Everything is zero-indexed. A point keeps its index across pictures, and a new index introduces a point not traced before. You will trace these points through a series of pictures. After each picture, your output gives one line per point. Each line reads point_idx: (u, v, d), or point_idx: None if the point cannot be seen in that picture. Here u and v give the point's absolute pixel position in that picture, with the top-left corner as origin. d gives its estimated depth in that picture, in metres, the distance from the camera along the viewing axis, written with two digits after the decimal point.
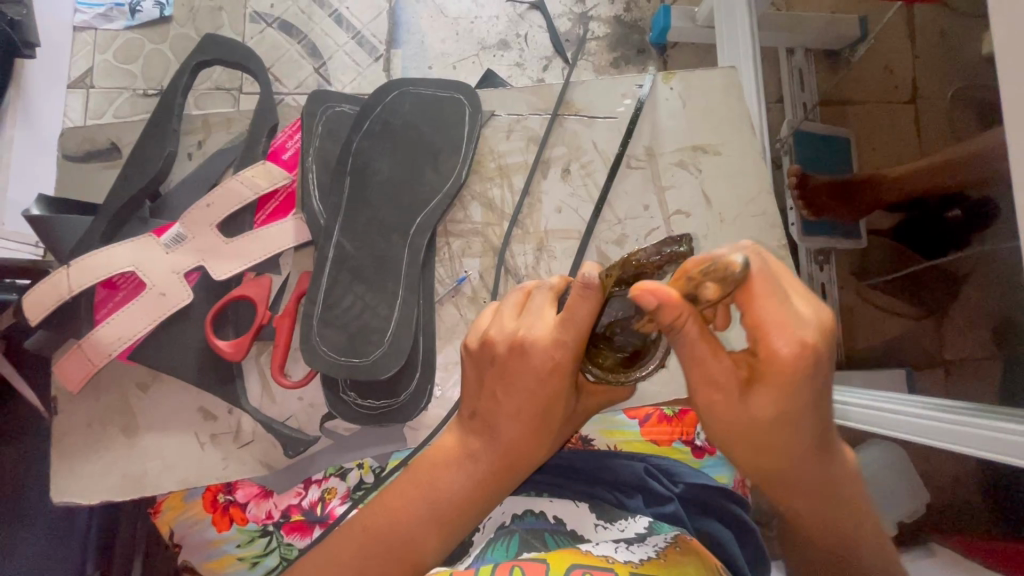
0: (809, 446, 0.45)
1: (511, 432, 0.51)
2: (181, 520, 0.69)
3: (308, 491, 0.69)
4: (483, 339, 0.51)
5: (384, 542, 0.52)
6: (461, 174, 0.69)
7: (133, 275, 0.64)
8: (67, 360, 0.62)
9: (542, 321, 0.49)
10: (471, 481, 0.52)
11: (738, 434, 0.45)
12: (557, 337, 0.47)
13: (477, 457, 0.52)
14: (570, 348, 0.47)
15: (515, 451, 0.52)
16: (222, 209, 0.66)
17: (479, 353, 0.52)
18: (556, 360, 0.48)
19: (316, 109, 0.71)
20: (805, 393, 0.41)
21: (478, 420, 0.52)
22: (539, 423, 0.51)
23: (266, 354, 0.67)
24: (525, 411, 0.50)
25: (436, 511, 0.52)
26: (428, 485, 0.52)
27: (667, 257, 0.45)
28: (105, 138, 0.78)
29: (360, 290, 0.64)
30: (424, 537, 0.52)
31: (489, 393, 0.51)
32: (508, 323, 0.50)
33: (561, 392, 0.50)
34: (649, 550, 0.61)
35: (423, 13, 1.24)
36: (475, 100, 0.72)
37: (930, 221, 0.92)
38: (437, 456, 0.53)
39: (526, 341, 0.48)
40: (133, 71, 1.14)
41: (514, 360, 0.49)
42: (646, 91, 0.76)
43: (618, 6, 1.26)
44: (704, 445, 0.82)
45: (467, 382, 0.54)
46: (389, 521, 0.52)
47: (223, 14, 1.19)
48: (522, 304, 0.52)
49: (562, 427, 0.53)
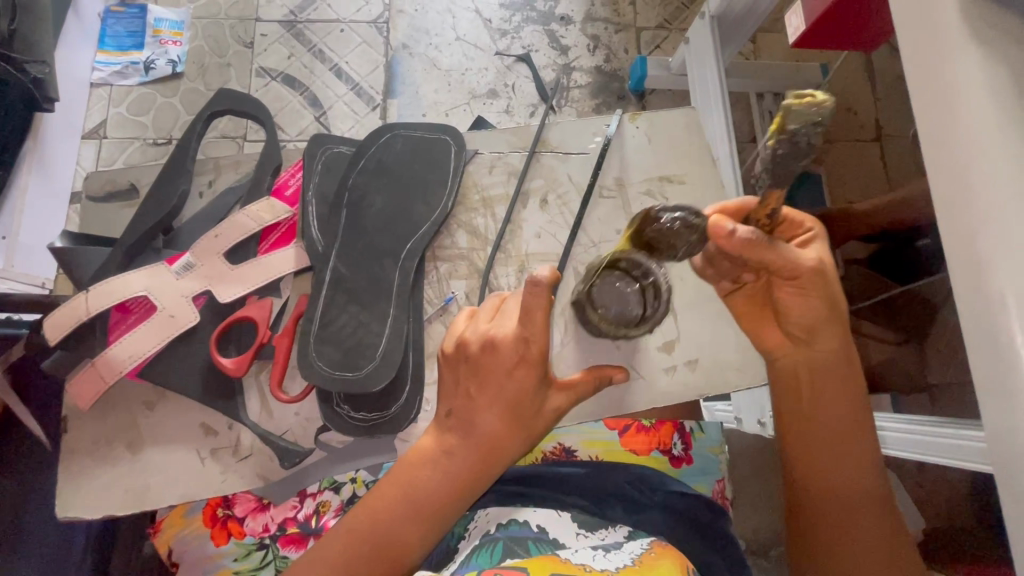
0: (834, 322, 0.60)
1: (485, 425, 0.56)
2: (181, 536, 0.75)
3: (304, 503, 0.77)
4: (459, 341, 0.57)
5: (373, 540, 0.56)
6: (448, 205, 0.76)
7: (146, 299, 0.70)
8: (80, 378, 0.66)
9: (512, 322, 0.56)
10: (449, 478, 0.56)
11: (821, 304, 0.59)
12: (523, 334, 0.53)
13: (456, 451, 0.57)
14: (535, 344, 0.53)
15: (493, 444, 0.56)
16: (228, 239, 0.72)
17: (455, 355, 0.57)
18: (523, 354, 0.54)
19: (316, 149, 0.78)
20: (823, 291, 0.58)
21: (454, 418, 0.57)
22: (513, 415, 0.56)
23: (265, 372, 0.72)
24: (497, 406, 0.55)
25: (418, 505, 0.56)
26: (407, 483, 0.57)
27: (683, 225, 0.55)
28: (126, 180, 0.85)
29: (355, 310, 0.70)
30: (408, 529, 0.56)
31: (464, 390, 0.57)
32: (482, 325, 0.57)
33: (529, 386, 0.55)
34: (625, 557, 0.62)
35: (418, 66, 1.37)
36: (460, 140, 0.80)
37: (905, 248, 1.00)
38: (416, 456, 0.58)
39: (496, 339, 0.55)
40: (144, 122, 1.31)
41: (486, 357, 0.55)
42: (614, 130, 0.84)
43: (598, 57, 1.39)
44: (681, 455, 0.87)
45: (444, 382, 0.59)
46: (374, 519, 0.56)
47: (231, 69, 1.35)
48: (496, 308, 0.59)
49: (534, 423, 0.57)
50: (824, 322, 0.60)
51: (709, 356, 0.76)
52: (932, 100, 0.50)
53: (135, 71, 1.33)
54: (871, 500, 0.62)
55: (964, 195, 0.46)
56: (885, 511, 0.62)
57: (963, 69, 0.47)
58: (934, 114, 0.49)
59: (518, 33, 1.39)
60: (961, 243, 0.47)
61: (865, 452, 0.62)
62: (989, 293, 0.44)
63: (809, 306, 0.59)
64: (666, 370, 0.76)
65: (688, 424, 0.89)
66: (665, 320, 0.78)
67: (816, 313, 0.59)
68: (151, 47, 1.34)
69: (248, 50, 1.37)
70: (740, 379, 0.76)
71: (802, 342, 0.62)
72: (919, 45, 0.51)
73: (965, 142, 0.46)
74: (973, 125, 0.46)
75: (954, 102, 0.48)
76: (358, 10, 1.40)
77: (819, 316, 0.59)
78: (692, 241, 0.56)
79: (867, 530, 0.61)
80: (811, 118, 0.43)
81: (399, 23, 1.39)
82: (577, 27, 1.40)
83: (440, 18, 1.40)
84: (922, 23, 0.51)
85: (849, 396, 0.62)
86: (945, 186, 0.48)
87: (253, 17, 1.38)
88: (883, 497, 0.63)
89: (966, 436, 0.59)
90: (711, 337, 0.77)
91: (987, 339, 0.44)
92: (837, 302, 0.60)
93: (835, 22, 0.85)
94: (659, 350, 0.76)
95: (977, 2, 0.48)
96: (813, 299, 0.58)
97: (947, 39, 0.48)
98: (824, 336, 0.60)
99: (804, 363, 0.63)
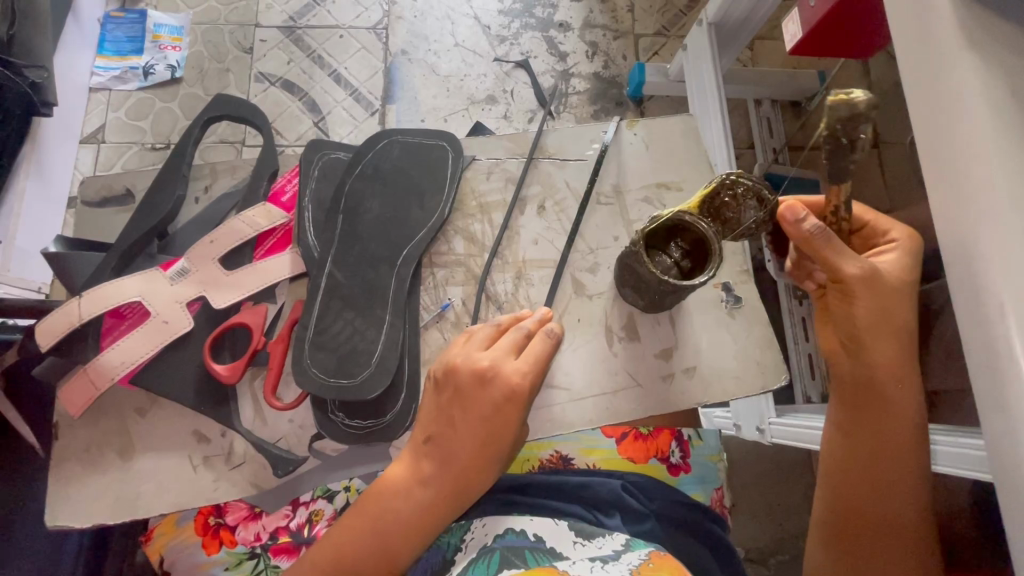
0: (881, 335, 0.61)
1: (460, 455, 0.62)
2: (173, 545, 0.74)
3: (296, 512, 0.77)
4: (449, 367, 0.63)
5: (351, 560, 0.62)
6: (445, 211, 0.76)
7: (139, 305, 0.69)
8: (71, 385, 0.66)
9: (504, 358, 0.62)
10: (421, 505, 0.62)
11: (865, 312, 0.61)
12: (514, 371, 0.61)
13: (427, 485, 0.62)
14: (523, 385, 0.61)
15: (464, 474, 0.62)
16: (223, 245, 0.72)
17: (443, 380, 0.63)
18: (511, 389, 0.61)
19: (313, 155, 0.78)
20: (871, 299, 0.61)
21: (429, 448, 0.63)
22: (486, 447, 0.62)
23: (259, 379, 0.71)
24: (474, 435, 0.62)
25: (384, 536, 0.62)
26: (383, 509, 0.63)
27: (750, 190, 0.65)
28: (122, 185, 0.84)
29: (350, 316, 0.69)
30: (374, 559, 0.62)
31: (448, 417, 0.63)
32: (475, 354, 0.63)
33: (509, 419, 0.61)
34: (624, 568, 0.59)
35: (417, 73, 1.38)
36: (457, 146, 0.80)
37: None
38: (394, 482, 0.63)
39: (487, 373, 0.61)
40: (143, 127, 1.32)
41: (472, 387, 0.62)
42: (611, 136, 0.84)
43: (597, 64, 1.39)
44: (679, 463, 0.86)
45: (428, 409, 0.65)
46: (345, 547, 0.62)
47: (229, 75, 1.36)
48: (493, 336, 0.65)
49: (504, 456, 0.63)
50: (868, 332, 0.61)
51: (708, 363, 0.76)
52: (930, 108, 0.49)
53: (133, 75, 1.35)
54: (905, 520, 0.63)
55: (963, 204, 0.46)
56: (918, 533, 0.63)
57: (963, 77, 0.47)
58: (932, 123, 0.49)
59: (517, 40, 1.40)
60: (962, 254, 0.46)
61: (907, 476, 0.62)
62: (988, 300, 0.44)
63: (858, 312, 0.61)
64: (663, 378, 0.75)
65: (687, 432, 0.89)
66: (663, 327, 0.77)
67: (860, 322, 0.61)
68: (150, 51, 1.35)
69: (247, 55, 1.37)
70: (739, 388, 0.75)
71: (851, 351, 0.63)
72: (918, 53, 0.51)
73: (964, 154, 0.46)
74: (972, 136, 0.46)
75: (952, 111, 0.47)
76: (357, 16, 1.41)
77: (865, 324, 0.61)
78: (752, 204, 0.66)
79: (890, 547, 0.63)
80: (849, 112, 0.50)
81: (398, 29, 1.40)
82: (576, 33, 1.41)
83: (439, 24, 1.40)
84: (920, 31, 0.51)
85: (903, 416, 0.62)
86: (943, 196, 0.48)
87: (252, 22, 1.39)
88: (918, 522, 0.63)
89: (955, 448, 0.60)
90: (709, 345, 0.77)
91: (985, 347, 0.44)
92: (888, 315, 0.61)
93: (832, 29, 0.86)
94: (657, 357, 0.76)
95: (975, 9, 0.48)
96: (859, 305, 0.61)
97: (944, 46, 0.48)
98: (874, 346, 0.62)
99: (848, 375, 0.64)
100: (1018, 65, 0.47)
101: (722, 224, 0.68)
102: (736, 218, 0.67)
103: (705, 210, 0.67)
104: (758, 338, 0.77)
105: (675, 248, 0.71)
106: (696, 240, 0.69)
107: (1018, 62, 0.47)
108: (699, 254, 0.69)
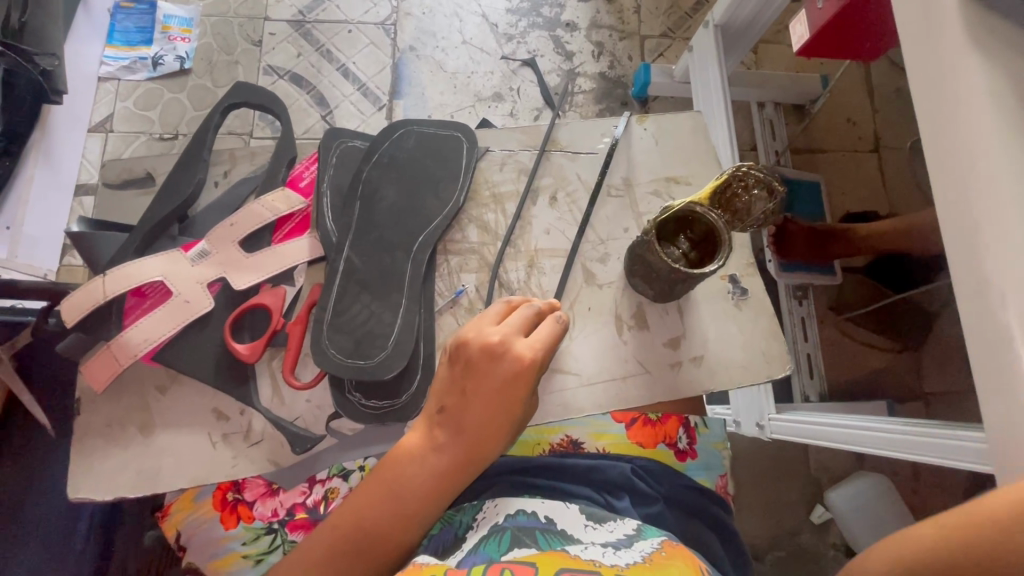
0: None
1: (472, 426, 0.63)
2: (190, 520, 0.76)
3: (313, 490, 0.78)
4: (459, 342, 0.65)
5: (365, 529, 0.63)
6: (460, 199, 0.78)
7: (161, 284, 0.70)
8: (94, 360, 0.67)
9: (512, 335, 0.64)
10: (434, 474, 0.64)
11: None
12: (522, 350, 0.63)
13: (440, 451, 0.64)
14: (531, 365, 0.63)
15: (476, 445, 0.64)
16: (244, 228, 0.73)
17: (455, 357, 0.65)
18: (518, 369, 0.63)
19: (331, 142, 0.80)
20: None
21: (442, 418, 0.65)
22: (499, 422, 0.64)
23: (277, 359, 0.73)
24: (484, 407, 0.63)
25: (399, 503, 0.63)
26: (396, 480, 0.64)
27: (758, 181, 0.68)
28: (143, 169, 0.86)
29: (367, 299, 0.71)
30: (391, 526, 0.63)
31: (460, 390, 0.64)
32: (486, 329, 0.64)
33: (519, 396, 0.63)
34: (635, 554, 0.61)
35: (425, 68, 1.39)
36: (472, 137, 0.82)
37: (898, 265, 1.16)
38: (406, 452, 0.65)
39: (495, 349, 0.63)
40: (151, 117, 1.33)
41: (481, 362, 0.63)
42: (622, 131, 0.86)
43: (602, 63, 1.41)
44: (686, 449, 0.89)
45: (440, 384, 0.66)
46: (361, 516, 0.63)
47: (238, 67, 1.37)
48: (503, 313, 0.66)
49: (514, 429, 0.65)
50: None
51: (716, 352, 0.78)
52: (935, 107, 0.52)
53: (142, 66, 1.36)
54: None
55: (968, 197, 0.48)
56: None
57: (966, 75, 0.49)
58: (937, 118, 0.51)
59: (524, 38, 1.42)
60: (966, 239, 0.48)
61: None
62: (990, 290, 0.46)
63: None
64: (672, 367, 0.77)
65: (694, 419, 0.91)
66: (671, 317, 0.79)
67: None
68: (160, 43, 1.37)
69: (256, 48, 1.38)
70: (745, 378, 0.77)
71: None
72: (922, 53, 0.53)
73: (968, 148, 0.48)
74: (974, 132, 0.48)
75: (955, 108, 0.49)
76: (366, 12, 1.42)
77: None
78: (758, 191, 0.69)
79: None
80: None
81: (406, 25, 1.42)
82: (582, 33, 1.43)
83: (447, 21, 1.42)
84: (924, 32, 0.53)
85: None
86: (944, 187, 0.50)
87: (261, 16, 1.40)
88: None
89: (942, 441, 0.61)
90: (715, 335, 0.78)
91: (986, 332, 0.46)
92: None
93: (837, 30, 0.88)
94: (665, 347, 0.78)
95: (978, 11, 0.50)
96: None
97: (947, 47, 0.50)
98: None
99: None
100: (1018, 65, 0.49)
101: (732, 215, 0.70)
102: (746, 209, 0.70)
103: (717, 200, 0.69)
104: (764, 329, 0.79)
105: (684, 240, 0.73)
106: (704, 232, 0.71)
107: (1019, 63, 0.49)
108: (707, 245, 0.71)
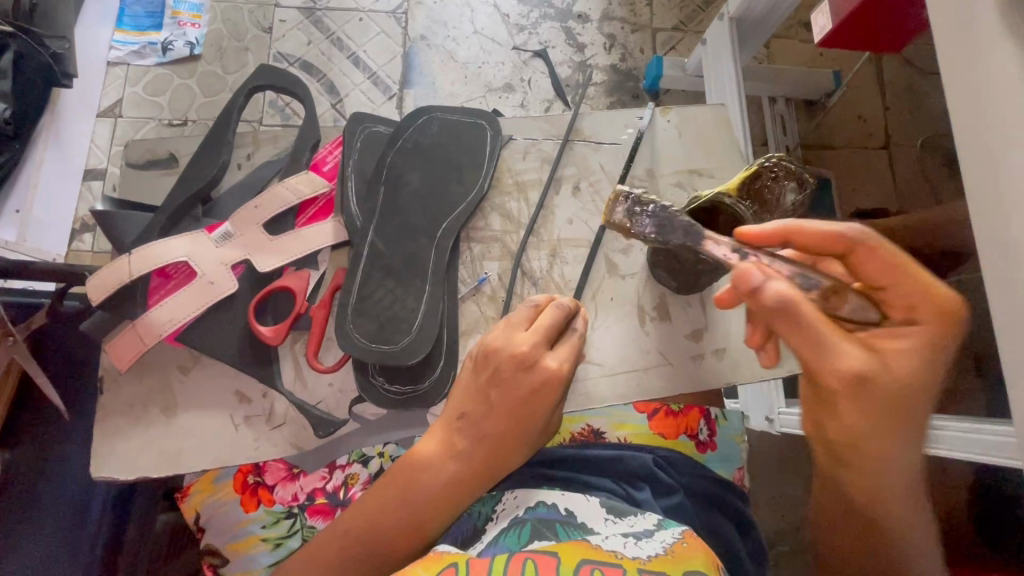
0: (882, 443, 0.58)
1: (491, 433, 0.64)
2: (211, 501, 0.77)
3: (333, 475, 0.79)
4: (486, 349, 0.64)
5: (379, 532, 0.64)
6: (484, 186, 0.77)
7: (185, 265, 0.70)
8: (120, 338, 0.67)
9: (539, 346, 0.63)
10: (451, 481, 0.64)
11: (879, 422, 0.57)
12: (547, 363, 0.62)
13: (458, 458, 0.64)
14: (557, 381, 0.62)
15: (495, 453, 0.65)
16: (268, 210, 0.73)
17: (482, 361, 0.64)
18: (542, 383, 0.62)
19: (355, 127, 0.79)
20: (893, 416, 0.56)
21: (462, 424, 0.65)
22: (517, 431, 0.65)
23: (300, 343, 0.73)
24: (505, 414, 0.64)
25: (413, 510, 0.64)
26: (412, 485, 0.65)
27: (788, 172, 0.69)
28: (165, 150, 0.85)
29: (391, 285, 0.71)
30: (405, 531, 0.64)
31: (481, 397, 0.64)
32: (515, 335, 0.63)
33: (541, 406, 0.63)
34: (657, 546, 0.60)
35: (435, 58, 1.38)
36: (495, 125, 0.81)
37: None
38: (425, 458, 0.65)
39: (522, 355, 0.62)
40: (159, 103, 1.32)
41: (506, 369, 0.63)
42: (646, 122, 0.85)
43: (614, 56, 1.41)
44: (706, 441, 0.88)
45: (462, 387, 0.66)
46: (375, 521, 0.64)
47: (248, 54, 1.36)
48: (532, 316, 0.65)
49: (533, 437, 0.66)
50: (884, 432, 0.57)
51: (738, 343, 0.78)
52: (971, 98, 0.51)
53: (151, 51, 1.34)
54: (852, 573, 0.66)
55: (1003, 188, 0.48)
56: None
57: (1006, 62, 0.48)
58: (975, 106, 0.50)
59: (536, 29, 1.41)
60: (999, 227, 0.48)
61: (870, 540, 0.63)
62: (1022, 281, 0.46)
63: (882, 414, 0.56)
64: (693, 358, 0.77)
65: (715, 411, 0.91)
66: (693, 309, 0.78)
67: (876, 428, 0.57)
68: (169, 28, 1.35)
69: (266, 35, 1.37)
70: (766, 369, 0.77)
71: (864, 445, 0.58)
72: (958, 41, 0.52)
73: (1006, 137, 0.48)
74: (1010, 121, 0.47)
75: (992, 97, 0.49)
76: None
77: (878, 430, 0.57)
78: (787, 181, 0.69)
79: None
80: None
81: (417, 14, 1.40)
82: (594, 25, 1.42)
83: (459, 11, 1.41)
84: (960, 20, 0.52)
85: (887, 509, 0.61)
86: (976, 176, 0.50)
87: (272, 2, 1.39)
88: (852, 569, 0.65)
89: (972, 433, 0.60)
90: (737, 326, 0.78)
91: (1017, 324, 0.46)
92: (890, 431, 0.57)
93: (860, 21, 0.87)
94: (687, 338, 0.77)
95: None
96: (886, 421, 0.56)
97: (984, 35, 0.50)
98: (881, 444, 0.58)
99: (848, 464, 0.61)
100: None
101: (761, 205, 0.70)
102: (775, 199, 0.70)
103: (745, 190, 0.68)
104: None
105: None
106: None
107: None
108: None
